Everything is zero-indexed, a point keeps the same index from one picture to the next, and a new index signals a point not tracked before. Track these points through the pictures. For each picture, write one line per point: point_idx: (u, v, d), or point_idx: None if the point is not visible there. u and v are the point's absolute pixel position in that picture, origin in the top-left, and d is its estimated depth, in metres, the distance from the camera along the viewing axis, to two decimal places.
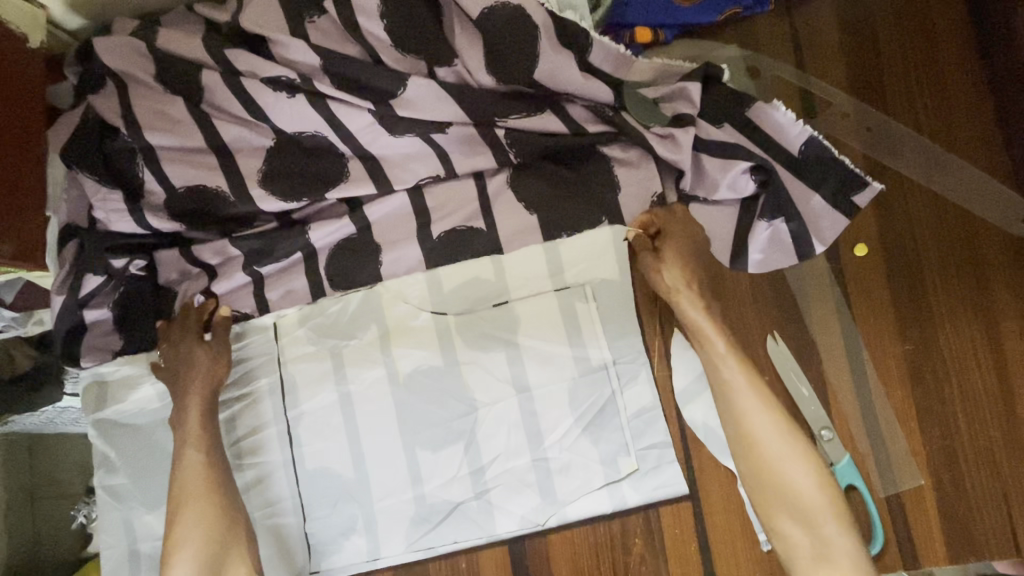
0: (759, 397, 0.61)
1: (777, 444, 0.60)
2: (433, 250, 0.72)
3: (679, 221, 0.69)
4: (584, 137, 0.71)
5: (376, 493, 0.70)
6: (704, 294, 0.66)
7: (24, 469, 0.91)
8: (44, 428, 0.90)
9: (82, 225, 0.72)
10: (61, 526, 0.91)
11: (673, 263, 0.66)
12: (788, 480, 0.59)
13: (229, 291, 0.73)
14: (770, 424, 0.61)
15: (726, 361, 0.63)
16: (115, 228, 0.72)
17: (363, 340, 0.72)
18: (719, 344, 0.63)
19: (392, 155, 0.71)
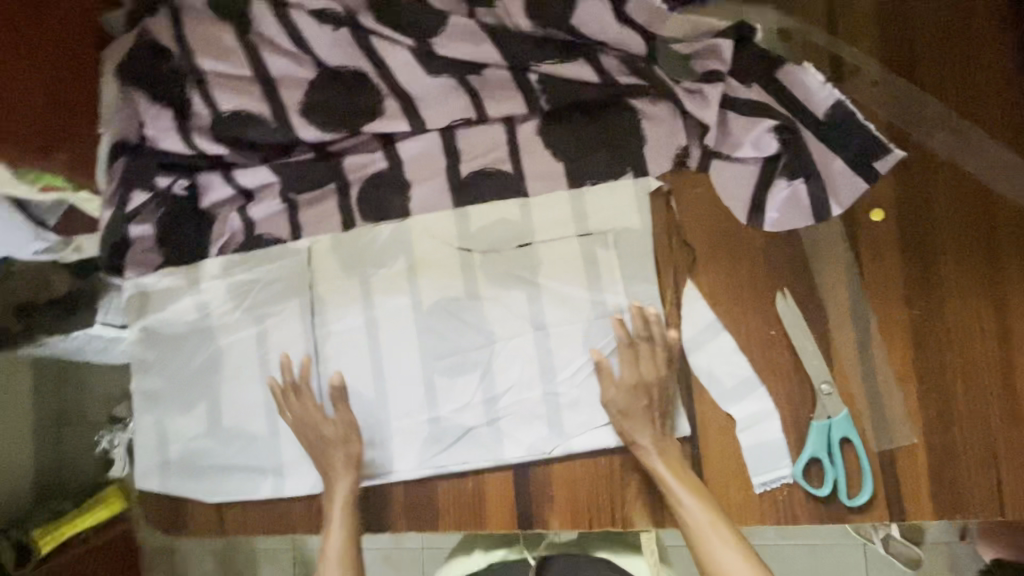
0: (690, 492, 0.65)
1: (706, 531, 0.62)
2: (461, 190, 0.76)
3: (634, 350, 0.68)
4: (613, 88, 0.72)
5: (393, 411, 0.75)
6: (650, 417, 0.67)
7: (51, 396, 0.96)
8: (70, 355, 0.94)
9: (130, 143, 0.76)
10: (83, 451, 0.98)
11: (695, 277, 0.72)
12: (720, 564, 0.61)
13: (266, 217, 0.79)
14: (703, 513, 0.63)
15: (648, 453, 0.67)
16: (162, 146, 0.76)
17: (391, 269, 0.77)
18: (658, 466, 0.66)
19: (427, 94, 0.74)
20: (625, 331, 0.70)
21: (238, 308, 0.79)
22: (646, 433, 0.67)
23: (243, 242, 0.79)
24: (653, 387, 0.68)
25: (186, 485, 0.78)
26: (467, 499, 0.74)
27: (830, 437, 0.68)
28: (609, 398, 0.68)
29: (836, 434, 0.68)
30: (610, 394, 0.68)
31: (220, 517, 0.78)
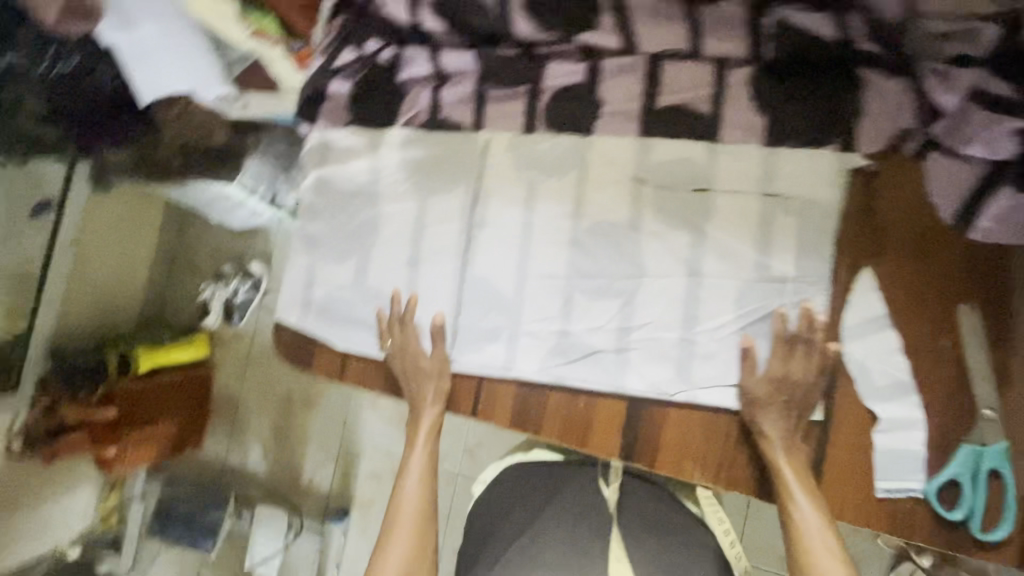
0: (810, 501, 0.65)
1: (818, 542, 0.64)
2: (651, 121, 0.75)
3: (791, 349, 0.69)
4: (848, 52, 0.68)
5: (528, 313, 0.77)
6: (788, 415, 0.68)
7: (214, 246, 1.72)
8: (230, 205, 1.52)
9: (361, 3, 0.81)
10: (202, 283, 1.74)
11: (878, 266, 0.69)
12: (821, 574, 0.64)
13: (453, 103, 0.81)
14: (818, 525, 0.65)
15: (778, 457, 0.67)
16: (387, 10, 0.78)
17: (562, 179, 0.78)
18: (781, 462, 0.67)
19: (648, 16, 0.72)
20: (785, 327, 0.70)
21: (406, 182, 0.83)
22: (782, 440, 0.67)
23: (426, 121, 0.82)
24: (800, 391, 0.68)
25: (322, 326, 0.85)
26: (575, 415, 0.76)
27: (978, 465, 0.64)
28: (748, 385, 0.69)
29: (986, 465, 0.64)
30: (751, 381, 0.69)
31: (343, 364, 0.84)
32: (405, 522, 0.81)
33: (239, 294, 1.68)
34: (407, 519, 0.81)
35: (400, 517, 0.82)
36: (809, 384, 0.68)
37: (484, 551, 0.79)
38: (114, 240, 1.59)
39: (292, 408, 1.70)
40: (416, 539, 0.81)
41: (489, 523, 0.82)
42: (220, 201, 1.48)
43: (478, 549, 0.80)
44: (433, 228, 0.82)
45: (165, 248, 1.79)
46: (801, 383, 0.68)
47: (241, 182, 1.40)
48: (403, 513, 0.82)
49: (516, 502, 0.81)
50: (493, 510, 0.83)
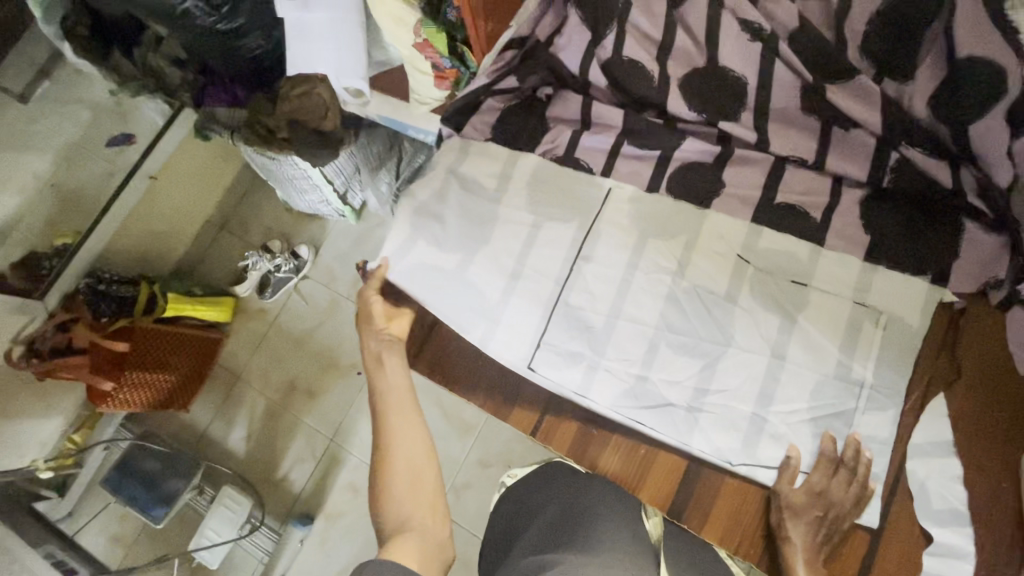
0: None
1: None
2: (765, 210, 0.83)
3: (835, 469, 0.72)
4: (957, 200, 0.77)
5: (612, 350, 0.81)
6: (815, 527, 0.71)
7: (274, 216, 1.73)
8: (291, 184, 1.50)
9: (538, 42, 0.94)
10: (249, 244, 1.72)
11: (949, 394, 0.74)
12: None
13: (591, 147, 0.90)
14: None
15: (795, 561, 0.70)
16: (562, 57, 0.91)
17: (673, 240, 0.84)
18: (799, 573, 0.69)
19: (785, 123, 0.83)
20: (832, 450, 0.73)
21: (527, 202, 0.89)
22: (802, 552, 0.70)
23: (561, 156, 0.90)
24: (833, 507, 0.71)
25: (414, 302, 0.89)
26: (634, 460, 0.80)
27: None
28: (782, 489, 0.73)
29: None
30: (786, 487, 0.73)
31: (424, 339, 0.92)
32: (403, 456, 0.79)
33: (280, 271, 1.64)
34: (399, 442, 0.80)
35: (393, 444, 0.80)
36: (869, 485, 0.72)
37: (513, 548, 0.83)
38: (183, 184, 1.57)
39: (293, 396, 1.61)
40: (416, 464, 0.79)
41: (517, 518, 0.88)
42: (299, 180, 1.45)
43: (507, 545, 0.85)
44: (540, 249, 0.87)
45: (223, 210, 1.74)
46: (831, 500, 0.72)
47: (324, 170, 1.38)
48: (393, 436, 0.81)
49: (545, 505, 0.86)
50: (523, 507, 0.89)
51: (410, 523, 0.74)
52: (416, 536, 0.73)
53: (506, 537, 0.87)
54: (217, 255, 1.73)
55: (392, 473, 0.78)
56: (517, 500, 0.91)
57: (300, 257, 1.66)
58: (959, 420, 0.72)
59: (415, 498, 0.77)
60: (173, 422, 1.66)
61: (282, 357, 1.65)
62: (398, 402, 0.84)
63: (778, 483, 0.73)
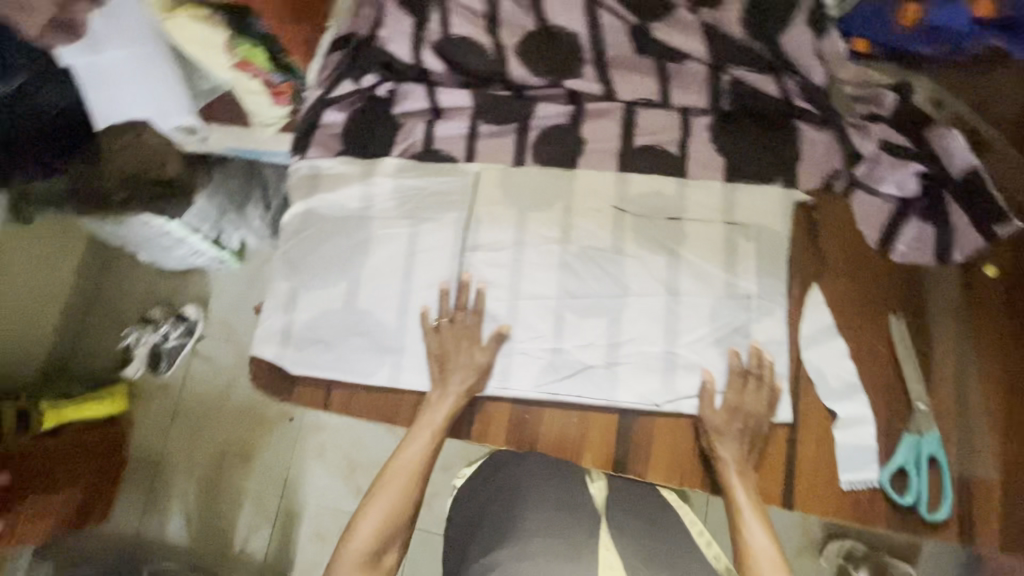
0: (762, 521, 0.71)
1: (751, 519, 0.71)
2: (627, 157, 0.85)
3: (744, 381, 0.76)
4: (788, 106, 0.82)
5: (521, 331, 0.80)
6: (743, 439, 0.74)
7: (147, 282, 1.55)
8: (151, 245, 1.34)
9: (360, 37, 0.88)
10: (124, 321, 1.53)
11: (824, 283, 0.80)
12: (749, 545, 0.70)
13: (449, 133, 0.87)
14: (770, 548, 0.69)
15: (734, 479, 0.73)
16: (389, 47, 0.86)
17: (549, 208, 0.84)
18: (737, 489, 0.72)
19: (624, 68, 0.84)
20: (739, 362, 0.77)
21: (398, 209, 0.85)
22: (737, 467, 0.73)
23: (420, 151, 0.87)
24: (754, 418, 0.75)
25: (309, 373, 0.81)
26: (569, 430, 0.79)
27: (919, 453, 0.74)
28: (706, 417, 0.75)
29: (924, 451, 0.74)
30: (709, 412, 0.75)
31: (328, 393, 0.82)
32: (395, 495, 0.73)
33: (170, 339, 1.48)
34: (398, 482, 0.73)
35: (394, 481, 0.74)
36: (777, 385, 0.77)
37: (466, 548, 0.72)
38: (27, 275, 1.37)
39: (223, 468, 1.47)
40: (400, 510, 0.73)
41: (472, 521, 0.76)
42: (159, 239, 1.30)
43: (466, 544, 0.73)
44: (426, 250, 0.84)
45: (86, 292, 1.53)
46: (750, 419, 0.75)
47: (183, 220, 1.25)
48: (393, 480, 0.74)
49: (493, 499, 0.76)
50: (476, 507, 0.77)
51: None
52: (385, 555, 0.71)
53: (462, 539, 0.76)
54: (87, 343, 1.52)
55: (371, 507, 0.73)
56: (466, 500, 0.79)
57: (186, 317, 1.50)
58: (836, 303, 0.80)
59: (395, 535, 0.72)
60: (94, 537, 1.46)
61: (199, 429, 1.50)
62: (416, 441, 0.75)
63: (702, 409, 0.76)
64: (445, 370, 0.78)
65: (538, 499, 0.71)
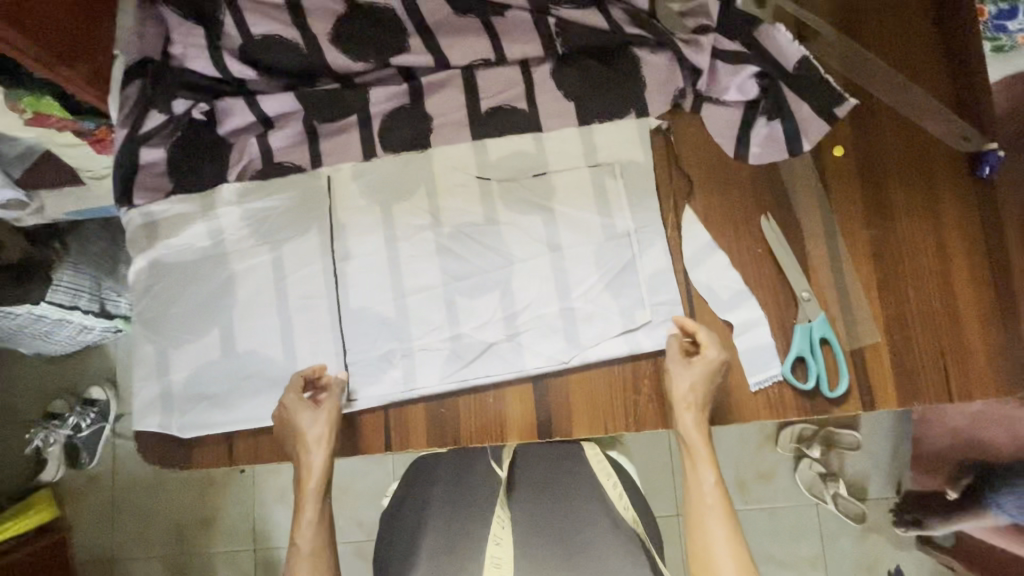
0: (705, 457, 0.71)
1: (699, 456, 0.71)
2: (478, 124, 0.81)
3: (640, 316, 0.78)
4: (621, 35, 0.81)
5: (416, 328, 0.77)
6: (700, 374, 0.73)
7: (33, 376, 1.39)
8: (16, 339, 1.19)
9: (155, 58, 0.78)
10: (20, 426, 1.38)
11: (695, 203, 0.81)
12: (699, 485, 0.70)
13: (287, 142, 0.80)
14: (711, 487, 0.70)
15: (688, 417, 0.72)
16: (191, 64, 0.78)
17: (413, 195, 0.80)
18: (687, 426, 0.72)
19: (451, 32, 0.80)
20: (634, 300, 0.78)
21: (253, 237, 0.79)
22: (695, 407, 0.72)
23: (260, 169, 0.80)
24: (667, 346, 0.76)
25: (204, 433, 0.75)
26: (488, 413, 0.77)
27: (812, 338, 0.78)
28: (612, 357, 0.77)
29: (817, 336, 0.77)
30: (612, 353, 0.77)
31: (230, 449, 0.76)
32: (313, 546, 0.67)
33: (83, 429, 1.33)
34: (315, 533, 0.68)
35: (301, 557, 0.67)
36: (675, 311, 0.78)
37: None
38: None
39: (184, 543, 1.37)
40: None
41: (398, 548, 0.74)
42: (32, 326, 1.12)
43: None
44: (294, 271, 0.78)
45: None
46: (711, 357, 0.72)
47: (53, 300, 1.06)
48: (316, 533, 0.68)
49: (425, 513, 0.75)
50: (404, 529, 0.75)
51: None
52: None
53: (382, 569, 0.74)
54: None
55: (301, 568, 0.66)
56: (393, 524, 0.76)
57: (89, 400, 1.34)
58: (709, 219, 0.81)
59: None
60: None
61: (143, 511, 1.38)
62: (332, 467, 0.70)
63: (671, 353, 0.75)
64: (335, 397, 0.72)
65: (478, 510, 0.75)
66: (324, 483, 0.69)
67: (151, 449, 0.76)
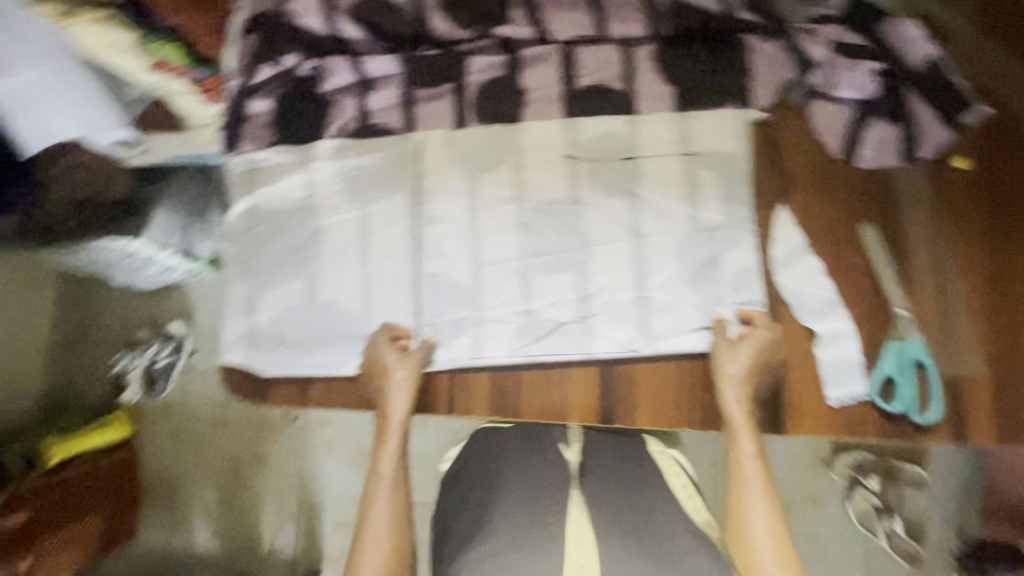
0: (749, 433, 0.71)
1: (739, 429, 0.71)
2: (572, 101, 0.80)
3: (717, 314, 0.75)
4: (732, 20, 0.77)
5: (489, 298, 0.78)
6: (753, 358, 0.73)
7: (122, 306, 1.50)
8: (100, 265, 1.25)
9: (269, 15, 0.82)
10: (106, 351, 1.49)
11: (791, 202, 0.77)
12: (739, 459, 0.71)
13: (384, 104, 0.82)
14: (754, 463, 0.70)
15: (731, 390, 0.71)
16: (302, 22, 0.80)
17: (501, 166, 0.80)
18: (731, 398, 0.71)
19: (555, 7, 0.79)
20: (712, 296, 0.76)
21: (344, 192, 0.81)
22: (739, 381, 0.71)
23: (356, 129, 0.82)
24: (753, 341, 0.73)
25: (280, 373, 0.80)
26: (551, 391, 0.77)
27: (905, 359, 0.73)
28: (684, 351, 0.76)
29: (910, 357, 0.73)
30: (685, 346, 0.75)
31: (303, 392, 0.80)
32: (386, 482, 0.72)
33: (161, 359, 1.44)
34: (387, 473, 0.73)
35: (381, 482, 0.72)
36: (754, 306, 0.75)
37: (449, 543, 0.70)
38: None
39: (237, 477, 1.46)
40: (396, 513, 0.71)
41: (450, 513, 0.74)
42: (126, 261, 1.19)
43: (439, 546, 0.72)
44: (379, 229, 0.81)
45: (63, 327, 1.48)
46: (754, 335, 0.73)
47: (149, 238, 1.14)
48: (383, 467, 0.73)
49: (476, 479, 0.75)
50: (458, 496, 0.75)
51: None
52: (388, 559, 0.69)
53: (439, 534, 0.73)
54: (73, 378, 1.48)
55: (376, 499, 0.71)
56: (454, 482, 0.77)
57: (169, 334, 1.46)
58: (804, 221, 0.77)
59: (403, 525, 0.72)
60: (123, 562, 1.43)
61: (204, 443, 1.47)
62: (398, 406, 0.74)
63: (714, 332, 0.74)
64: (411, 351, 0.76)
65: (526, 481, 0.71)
66: (405, 424, 0.74)
67: (234, 383, 0.82)
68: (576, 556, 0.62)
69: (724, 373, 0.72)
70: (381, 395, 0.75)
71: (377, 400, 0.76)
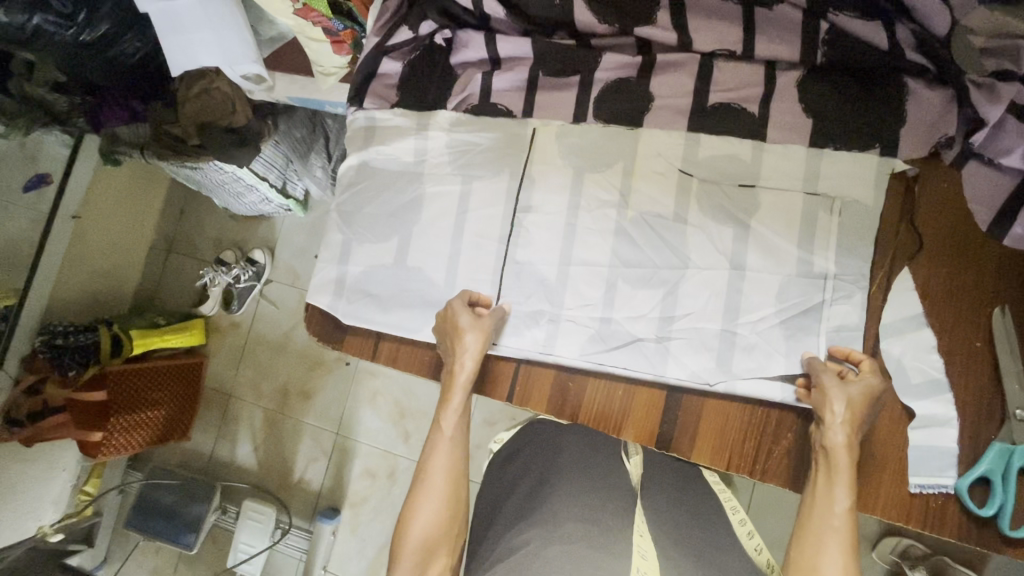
0: (845, 483, 0.64)
1: (835, 475, 0.65)
2: (699, 116, 0.76)
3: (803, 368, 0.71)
4: (898, 59, 0.71)
5: (571, 298, 0.78)
6: (861, 410, 0.66)
7: (214, 224, 1.61)
8: (211, 187, 1.34)
9: None
10: (194, 262, 1.61)
11: (917, 268, 0.71)
12: (824, 509, 0.64)
13: (506, 83, 0.81)
14: (842, 516, 0.63)
15: (835, 427, 0.65)
16: None
17: (612, 168, 0.79)
18: (836, 437, 0.65)
19: (705, 13, 0.75)
20: (802, 348, 0.72)
21: (451, 164, 0.83)
22: (846, 427, 0.65)
23: (476, 105, 0.82)
24: (862, 409, 0.66)
25: (357, 322, 0.83)
26: (614, 403, 0.76)
27: (1010, 464, 0.66)
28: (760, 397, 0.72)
29: (1017, 464, 0.65)
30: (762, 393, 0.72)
31: (376, 345, 0.84)
32: (449, 452, 0.73)
33: (241, 282, 1.53)
34: (454, 435, 0.74)
35: (442, 436, 0.74)
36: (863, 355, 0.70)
37: (494, 524, 0.72)
38: (108, 218, 1.40)
39: (286, 403, 1.54)
40: (454, 471, 0.72)
41: (495, 501, 0.76)
42: (230, 184, 1.26)
43: (484, 529, 0.73)
44: (478, 208, 0.81)
45: (161, 232, 1.59)
46: (868, 383, 0.66)
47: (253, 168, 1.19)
48: (448, 434, 0.74)
49: (528, 469, 0.76)
50: (505, 485, 0.76)
51: (429, 539, 0.69)
52: (443, 530, 0.70)
53: (482, 521, 0.75)
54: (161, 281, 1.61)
55: (434, 457, 0.73)
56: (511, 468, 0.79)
57: (252, 262, 1.54)
58: (926, 290, 0.71)
59: (457, 497, 0.72)
60: (179, 451, 1.58)
61: (263, 367, 1.56)
62: (468, 366, 0.74)
63: (823, 368, 0.68)
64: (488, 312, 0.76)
65: (576, 470, 0.72)
66: (470, 380, 0.74)
67: (316, 322, 0.86)
68: (642, 566, 0.59)
69: (829, 412, 0.66)
70: (449, 352, 0.76)
71: (446, 355, 0.77)
